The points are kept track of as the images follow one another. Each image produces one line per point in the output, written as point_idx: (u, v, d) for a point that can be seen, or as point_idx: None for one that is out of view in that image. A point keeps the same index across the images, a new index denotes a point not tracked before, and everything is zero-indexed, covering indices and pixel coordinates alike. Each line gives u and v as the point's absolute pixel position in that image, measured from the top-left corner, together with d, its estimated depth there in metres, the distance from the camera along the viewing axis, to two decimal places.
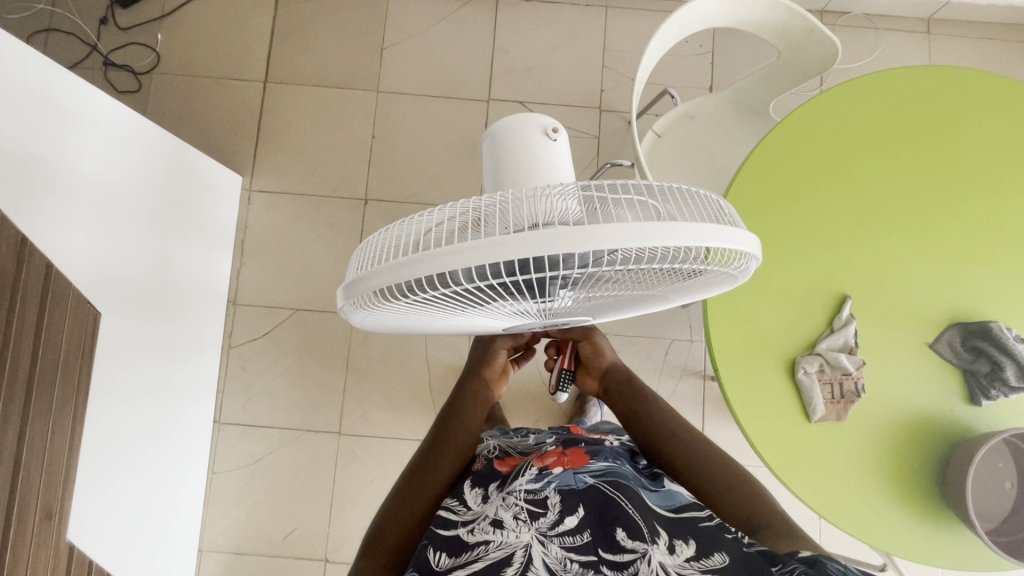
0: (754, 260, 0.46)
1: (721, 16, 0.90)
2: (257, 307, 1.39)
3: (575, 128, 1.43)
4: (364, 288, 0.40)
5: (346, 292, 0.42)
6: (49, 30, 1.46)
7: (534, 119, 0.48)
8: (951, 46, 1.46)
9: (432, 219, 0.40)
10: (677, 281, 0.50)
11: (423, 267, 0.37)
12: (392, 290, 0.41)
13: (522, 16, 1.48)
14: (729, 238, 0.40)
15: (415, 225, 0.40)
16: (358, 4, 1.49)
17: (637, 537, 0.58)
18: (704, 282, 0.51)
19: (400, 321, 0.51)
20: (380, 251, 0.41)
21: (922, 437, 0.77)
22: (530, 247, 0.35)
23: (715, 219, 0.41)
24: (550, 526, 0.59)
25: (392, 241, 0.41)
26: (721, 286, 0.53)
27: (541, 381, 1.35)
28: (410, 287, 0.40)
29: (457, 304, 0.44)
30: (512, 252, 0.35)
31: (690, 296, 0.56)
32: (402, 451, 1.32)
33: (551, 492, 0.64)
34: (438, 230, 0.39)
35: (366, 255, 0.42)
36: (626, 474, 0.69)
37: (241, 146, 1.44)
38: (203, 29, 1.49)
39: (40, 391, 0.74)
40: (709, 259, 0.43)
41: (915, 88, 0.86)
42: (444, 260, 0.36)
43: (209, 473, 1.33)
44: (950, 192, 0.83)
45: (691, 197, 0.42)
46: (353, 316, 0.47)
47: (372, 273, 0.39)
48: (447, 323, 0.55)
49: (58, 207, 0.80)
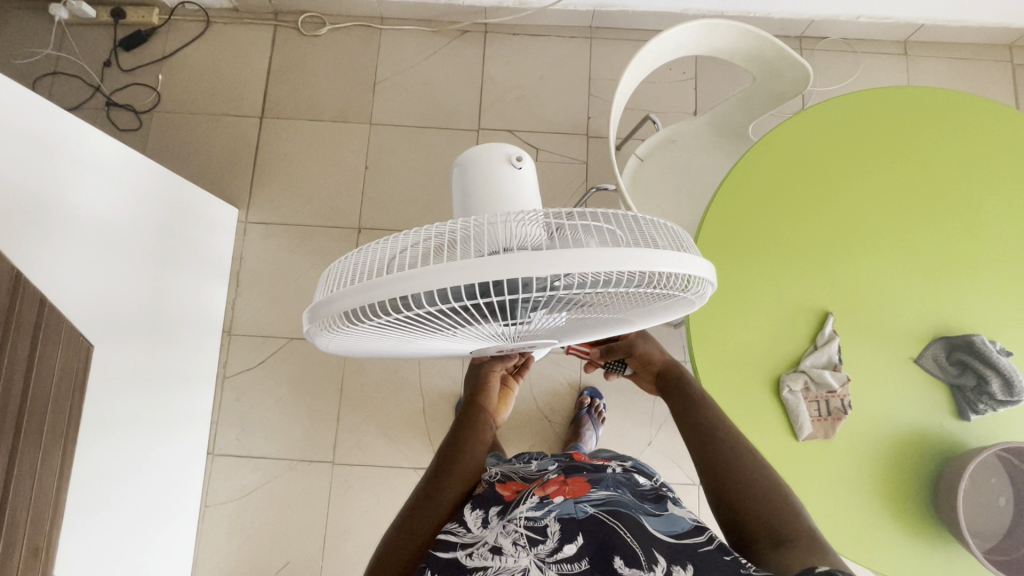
0: (711, 284, 0.47)
1: (694, 44, 0.93)
2: (252, 337, 1.40)
3: (564, 154, 1.46)
4: (330, 311, 0.42)
5: (313, 313, 0.43)
6: (55, 73, 1.52)
7: (499, 148, 0.50)
8: (927, 67, 1.49)
9: (397, 243, 0.41)
10: (640, 304, 0.51)
11: (385, 291, 0.38)
12: (357, 313, 0.42)
13: (509, 49, 1.53)
14: (684, 265, 0.41)
15: (383, 249, 0.41)
16: (351, 42, 1.54)
17: (634, 564, 0.53)
18: (666, 305, 0.52)
19: (369, 341, 0.52)
20: (348, 274, 0.42)
21: (911, 455, 0.76)
22: (487, 272, 0.36)
23: (673, 246, 0.43)
24: (549, 552, 0.56)
25: (359, 264, 0.42)
26: (684, 309, 0.54)
27: (536, 406, 1.34)
28: (374, 310, 0.41)
29: (424, 325, 0.45)
30: (469, 277, 0.36)
31: (656, 318, 0.58)
32: (397, 479, 1.31)
33: (551, 520, 0.60)
34: (402, 255, 0.40)
35: (335, 277, 0.44)
36: (628, 502, 0.63)
37: (237, 179, 1.48)
38: (202, 69, 1.54)
39: (28, 425, 0.74)
40: (669, 284, 0.44)
41: (890, 107, 0.88)
42: (404, 285, 0.37)
43: (203, 506, 1.31)
44: (928, 208, 0.84)
45: (651, 225, 0.43)
46: (323, 338, 0.48)
47: (338, 295, 0.40)
48: (422, 345, 0.56)
49: (55, 244, 0.83)
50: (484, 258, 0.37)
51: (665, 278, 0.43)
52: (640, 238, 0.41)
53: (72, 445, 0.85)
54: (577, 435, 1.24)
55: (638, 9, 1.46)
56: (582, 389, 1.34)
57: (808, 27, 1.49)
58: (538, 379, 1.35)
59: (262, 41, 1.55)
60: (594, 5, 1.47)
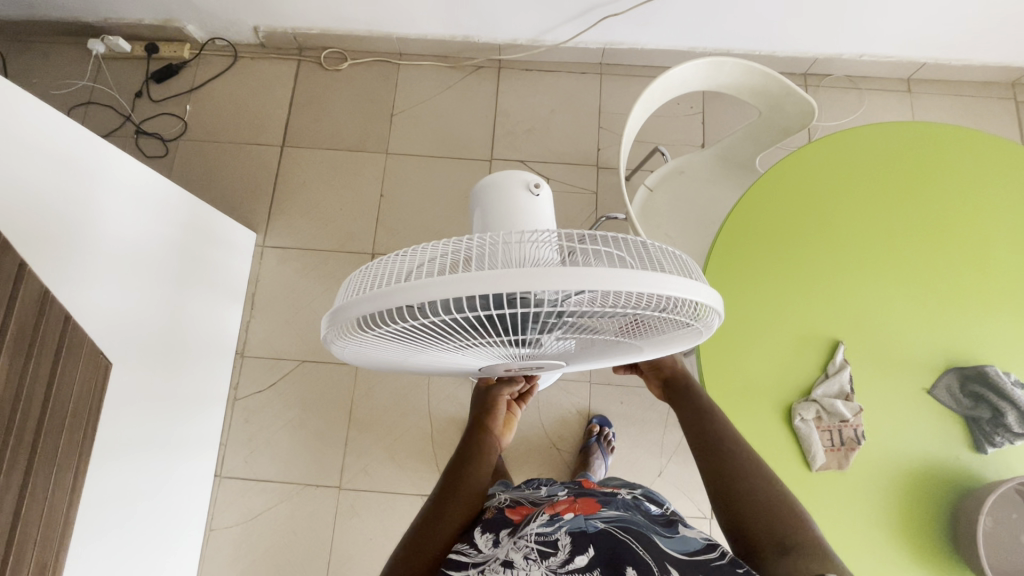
0: (717, 315, 0.49)
1: (701, 80, 0.97)
2: (264, 359, 1.41)
3: (574, 184, 1.50)
4: (347, 316, 0.43)
5: (332, 317, 0.45)
6: (89, 103, 1.60)
7: (518, 175, 0.52)
8: (931, 103, 1.53)
9: (416, 257, 0.43)
10: (646, 331, 0.53)
11: (402, 297, 0.39)
12: (374, 319, 0.43)
13: (522, 83, 1.59)
14: (692, 291, 0.42)
15: (407, 259, 0.43)
16: (371, 76, 1.61)
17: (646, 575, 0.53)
18: (674, 335, 0.54)
19: (382, 349, 0.53)
20: (367, 281, 0.44)
21: (927, 486, 0.75)
22: (502, 283, 0.38)
23: (682, 273, 0.44)
24: (560, 564, 0.56)
25: (380, 272, 0.43)
26: (692, 339, 0.55)
27: (544, 433, 1.33)
28: (391, 316, 0.42)
29: (437, 334, 0.47)
30: (485, 287, 0.38)
31: (663, 348, 0.59)
32: (403, 506, 1.30)
33: (561, 533, 0.59)
34: (420, 267, 0.42)
35: (356, 283, 0.45)
36: (639, 521, 0.62)
37: (257, 205, 1.52)
38: (228, 100, 1.61)
39: (46, 439, 0.75)
40: (678, 310, 0.46)
41: (895, 142, 0.91)
42: (421, 292, 0.39)
43: (207, 529, 1.30)
44: (935, 240, 0.85)
45: (661, 253, 0.45)
46: (338, 343, 0.50)
47: (359, 299, 0.42)
48: (433, 358, 0.57)
49: (85, 264, 0.87)
50: (501, 270, 0.38)
51: (675, 304, 0.45)
52: (650, 264, 0.43)
53: (84, 464, 0.86)
54: (586, 464, 1.23)
55: (647, 46, 1.52)
56: (591, 417, 1.34)
57: (813, 64, 1.53)
58: (547, 406, 1.35)
59: (285, 74, 1.62)
60: (604, 43, 1.52)
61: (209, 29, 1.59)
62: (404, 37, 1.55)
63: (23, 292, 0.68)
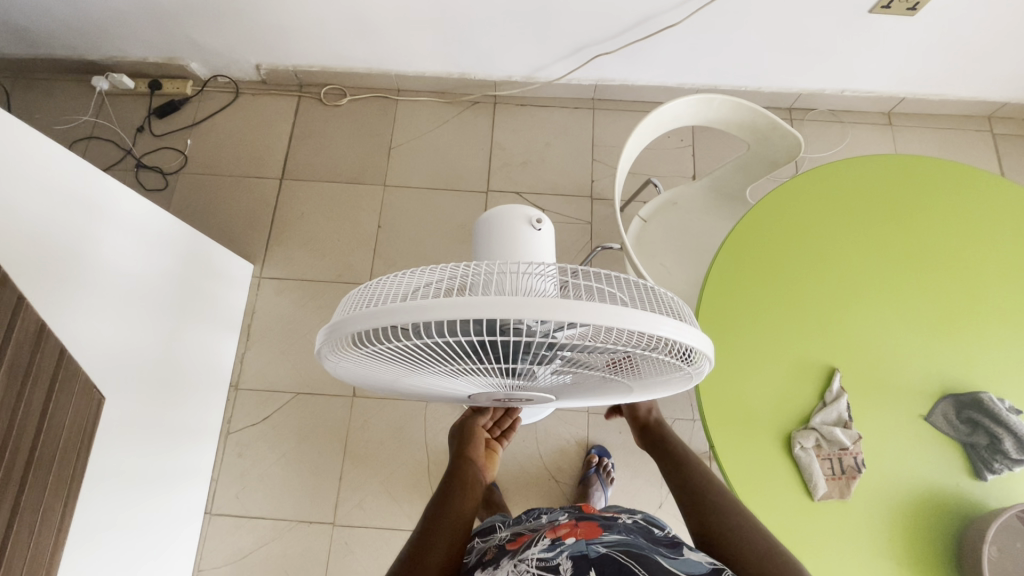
0: (709, 360, 0.50)
1: (691, 115, 1.00)
2: (259, 392, 1.39)
3: (568, 215, 1.52)
4: (343, 332, 0.44)
5: (328, 332, 0.45)
6: (91, 138, 1.63)
7: (520, 211, 0.54)
8: (913, 136, 1.58)
9: (421, 279, 0.44)
10: (637, 371, 0.53)
11: (399, 316, 0.40)
12: (370, 335, 0.44)
13: (517, 117, 1.63)
14: (685, 333, 0.43)
15: (406, 280, 0.44)
16: (370, 112, 1.65)
17: None
18: (667, 377, 0.54)
19: (376, 368, 0.53)
20: (367, 299, 0.45)
21: (929, 517, 0.75)
22: (501, 310, 0.38)
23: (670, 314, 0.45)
24: None
25: (381, 291, 0.44)
26: (684, 382, 0.56)
27: (541, 464, 1.31)
28: (390, 333, 0.43)
29: (431, 356, 0.47)
30: (486, 312, 0.38)
31: (657, 390, 0.59)
32: (397, 543, 1.26)
33: (563, 558, 0.57)
34: (422, 290, 0.43)
35: (355, 301, 0.46)
36: (641, 543, 0.60)
37: (255, 237, 1.53)
38: (228, 134, 1.64)
39: (36, 474, 0.74)
40: (669, 351, 0.47)
41: (882, 173, 0.94)
42: (420, 312, 0.39)
43: (196, 570, 1.26)
44: (922, 267, 0.87)
45: (654, 296, 0.46)
46: (330, 358, 0.51)
47: (354, 315, 0.42)
48: (425, 382, 0.58)
49: (86, 295, 0.88)
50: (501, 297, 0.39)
51: (664, 344, 0.45)
52: (643, 302, 0.44)
53: (72, 501, 0.84)
54: (587, 496, 1.22)
55: (637, 82, 1.58)
56: (590, 447, 1.32)
57: (797, 99, 1.59)
58: (545, 436, 1.34)
59: (286, 110, 1.66)
60: (596, 79, 1.58)
61: (212, 66, 1.63)
62: (403, 74, 1.60)
63: (20, 327, 0.68)
